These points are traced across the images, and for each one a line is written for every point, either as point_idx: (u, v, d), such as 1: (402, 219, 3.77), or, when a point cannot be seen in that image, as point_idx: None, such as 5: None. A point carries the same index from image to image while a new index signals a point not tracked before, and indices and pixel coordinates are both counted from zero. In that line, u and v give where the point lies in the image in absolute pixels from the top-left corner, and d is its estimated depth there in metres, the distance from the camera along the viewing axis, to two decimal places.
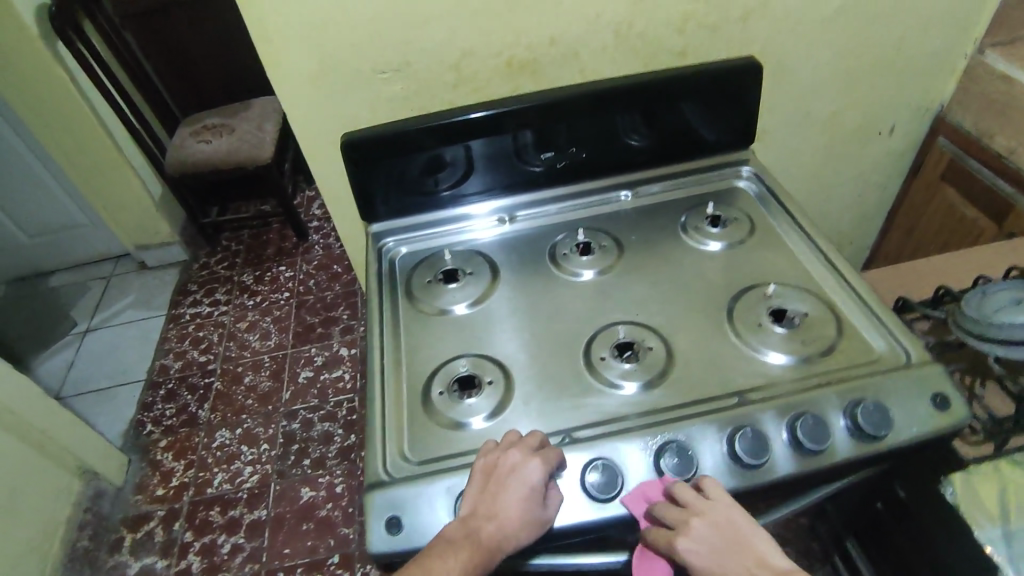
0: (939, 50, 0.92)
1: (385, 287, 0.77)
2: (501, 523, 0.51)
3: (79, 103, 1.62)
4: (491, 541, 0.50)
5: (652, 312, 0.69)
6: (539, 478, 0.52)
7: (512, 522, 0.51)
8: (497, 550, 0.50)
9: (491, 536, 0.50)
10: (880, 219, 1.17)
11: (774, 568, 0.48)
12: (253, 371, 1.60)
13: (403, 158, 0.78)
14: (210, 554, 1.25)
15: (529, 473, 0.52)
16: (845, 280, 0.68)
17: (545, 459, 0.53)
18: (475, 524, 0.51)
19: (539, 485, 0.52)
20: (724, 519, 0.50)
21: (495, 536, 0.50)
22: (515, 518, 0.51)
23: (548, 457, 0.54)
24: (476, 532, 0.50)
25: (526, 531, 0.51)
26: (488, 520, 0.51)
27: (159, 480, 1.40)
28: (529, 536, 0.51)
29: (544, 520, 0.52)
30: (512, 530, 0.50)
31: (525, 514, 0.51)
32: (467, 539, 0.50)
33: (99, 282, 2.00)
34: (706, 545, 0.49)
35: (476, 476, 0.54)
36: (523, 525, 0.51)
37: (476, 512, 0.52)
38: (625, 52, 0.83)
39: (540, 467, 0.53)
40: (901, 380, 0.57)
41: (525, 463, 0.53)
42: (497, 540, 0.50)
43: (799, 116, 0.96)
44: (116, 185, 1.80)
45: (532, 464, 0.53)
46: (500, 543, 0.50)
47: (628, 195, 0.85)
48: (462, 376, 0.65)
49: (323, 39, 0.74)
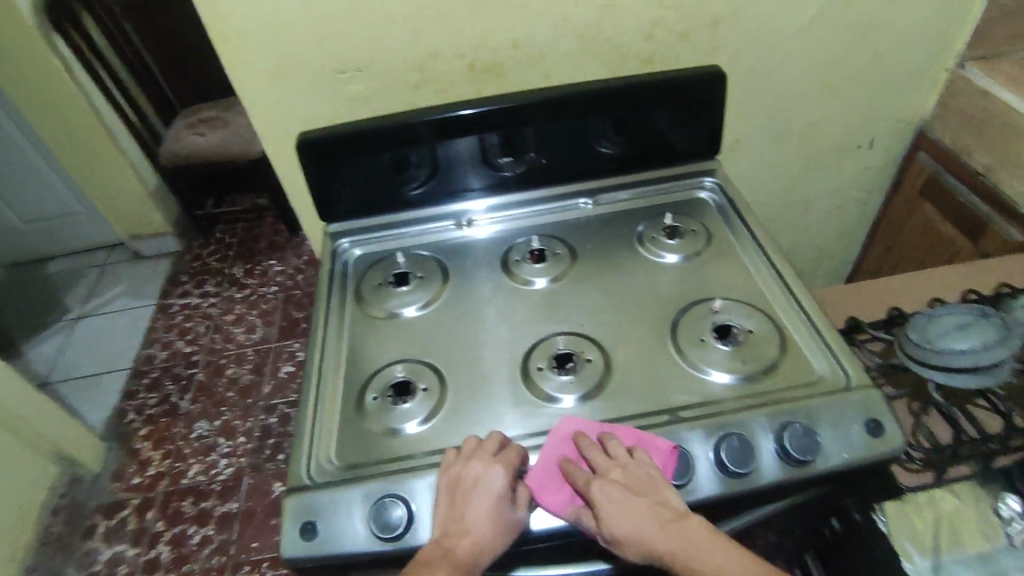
0: (919, 63, 0.89)
1: (335, 289, 0.77)
2: (475, 536, 0.50)
3: (74, 92, 1.65)
4: (467, 557, 0.49)
5: (597, 324, 0.68)
6: (503, 486, 0.52)
7: (485, 532, 0.50)
8: (476, 564, 0.49)
9: (468, 551, 0.50)
10: (863, 233, 1.15)
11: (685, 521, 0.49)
12: (236, 363, 1.61)
13: (367, 158, 0.77)
14: (179, 545, 1.27)
15: (492, 483, 0.52)
16: (795, 299, 0.66)
17: (506, 463, 0.53)
18: (450, 543, 0.50)
19: (504, 493, 0.52)
20: (633, 476, 0.52)
21: (472, 551, 0.50)
22: (486, 528, 0.51)
23: (509, 462, 0.53)
24: (451, 551, 0.50)
25: (500, 538, 0.51)
26: (462, 536, 0.50)
27: (136, 468, 1.42)
28: (505, 543, 0.51)
29: (516, 525, 0.52)
30: (487, 540, 0.50)
31: (496, 521, 0.51)
32: (443, 559, 0.49)
33: (94, 269, 2.03)
34: (614, 497, 0.51)
35: (442, 493, 0.53)
36: (496, 533, 0.51)
37: (448, 531, 0.51)
38: (592, 57, 0.80)
39: (502, 476, 0.52)
40: (836, 404, 0.55)
41: (487, 472, 0.53)
42: (474, 554, 0.50)
43: (775, 127, 0.94)
44: (111, 174, 1.83)
45: (493, 473, 0.52)
46: (479, 556, 0.50)
47: (588, 203, 0.84)
48: (398, 382, 0.65)
49: (280, 39, 0.73)
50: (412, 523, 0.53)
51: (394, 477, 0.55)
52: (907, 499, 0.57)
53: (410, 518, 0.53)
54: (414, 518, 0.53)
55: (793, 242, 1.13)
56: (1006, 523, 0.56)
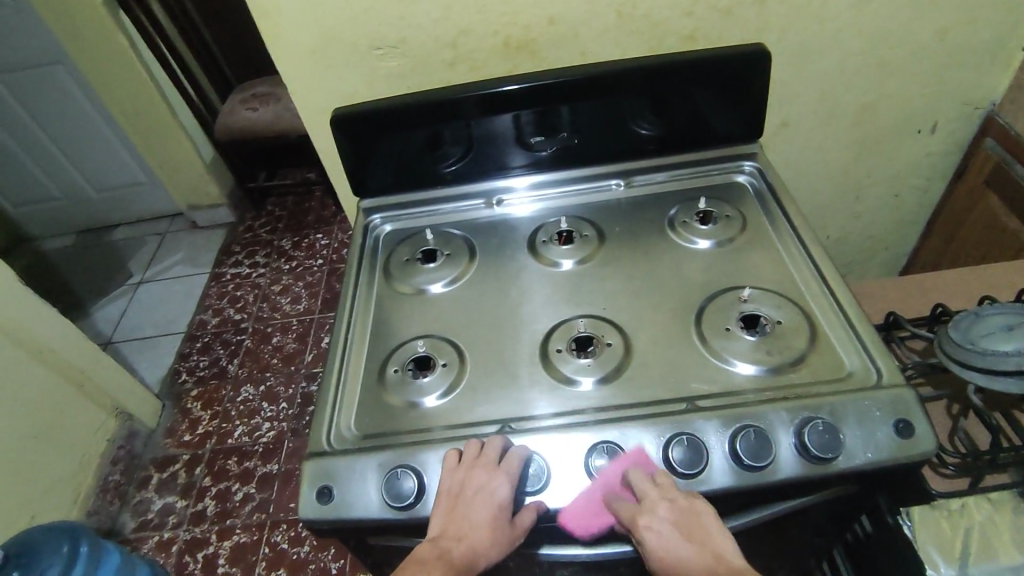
0: (989, 41, 0.83)
1: (365, 261, 0.79)
2: (472, 541, 0.51)
3: (137, 67, 1.73)
4: (463, 561, 0.50)
5: (620, 308, 0.67)
6: (505, 496, 0.52)
7: (483, 541, 0.51)
8: (470, 569, 0.50)
9: (463, 555, 0.50)
10: (920, 223, 1.08)
11: (723, 558, 0.46)
12: (281, 332, 1.68)
13: (403, 133, 0.78)
14: (223, 500, 1.34)
15: (495, 493, 0.52)
16: (831, 290, 0.64)
17: (508, 473, 0.53)
18: (446, 545, 0.51)
19: (505, 504, 0.52)
20: (683, 513, 0.49)
21: (467, 555, 0.50)
22: (484, 537, 0.51)
23: (511, 472, 0.53)
24: (446, 553, 0.50)
25: (496, 549, 0.51)
26: (458, 540, 0.51)
27: (186, 426, 1.51)
28: (500, 552, 0.51)
29: (514, 537, 0.51)
30: (484, 550, 0.51)
31: (496, 532, 0.51)
32: (438, 560, 0.50)
33: (156, 237, 2.14)
34: (663, 540, 0.48)
35: (443, 496, 0.53)
36: (494, 544, 0.51)
37: (446, 532, 0.52)
38: (630, 34, 0.78)
39: (506, 486, 0.52)
40: (865, 401, 0.53)
41: (491, 482, 0.52)
42: (468, 559, 0.50)
43: (824, 109, 0.89)
44: (171, 147, 1.91)
45: (498, 482, 0.52)
46: (474, 562, 0.50)
47: (620, 184, 0.83)
48: (418, 357, 0.66)
49: (319, 14, 0.74)
50: (423, 493, 0.54)
51: (408, 449, 0.56)
52: (937, 505, 0.55)
53: (422, 490, 0.54)
54: (425, 488, 0.55)
55: (841, 231, 1.08)
56: None
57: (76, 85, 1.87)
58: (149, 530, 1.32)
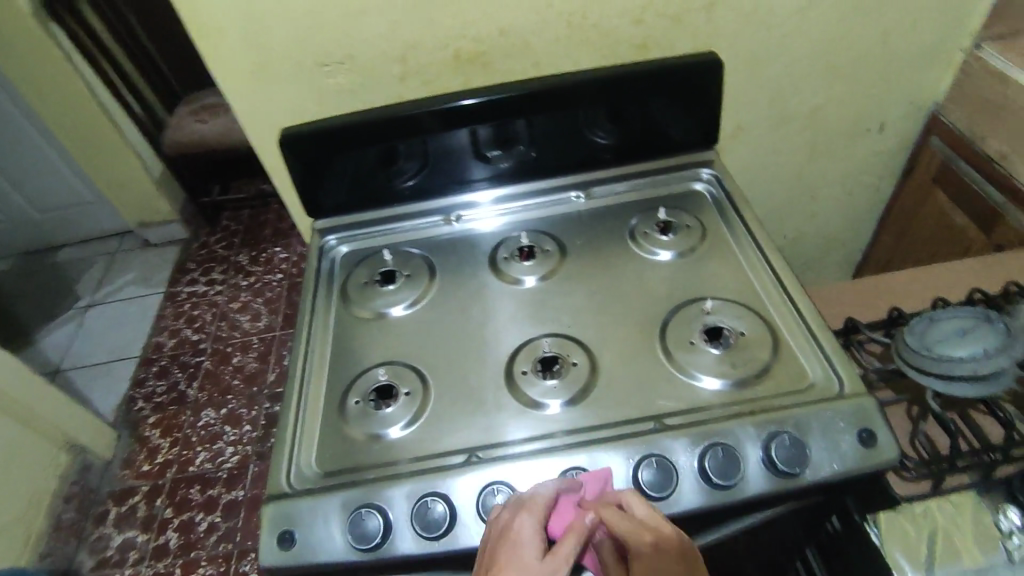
0: (930, 42, 0.85)
1: (323, 285, 0.76)
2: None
3: (75, 81, 1.66)
4: None
5: (583, 326, 0.66)
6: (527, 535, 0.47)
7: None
8: None
9: None
10: (873, 220, 1.10)
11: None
12: (241, 352, 1.62)
13: (355, 151, 0.75)
14: (187, 532, 1.29)
15: (520, 532, 0.48)
16: (791, 299, 0.64)
17: (533, 512, 0.49)
18: None
19: (526, 544, 0.47)
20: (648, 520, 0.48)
21: None
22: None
23: (537, 510, 0.49)
24: None
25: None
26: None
27: (145, 456, 1.45)
28: None
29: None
30: None
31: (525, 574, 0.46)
32: None
33: (105, 257, 2.05)
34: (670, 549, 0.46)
35: (483, 544, 0.49)
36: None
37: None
38: (582, 44, 0.77)
39: (527, 523, 0.48)
40: (829, 412, 0.53)
41: (515, 520, 0.48)
42: None
43: (777, 113, 0.90)
44: (116, 163, 1.83)
45: (522, 521, 0.48)
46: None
47: (580, 196, 0.82)
48: (380, 386, 0.64)
49: (260, 31, 0.71)
50: (390, 532, 0.52)
51: (373, 486, 0.54)
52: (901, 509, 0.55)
53: (388, 528, 0.52)
54: (391, 526, 0.53)
55: (798, 231, 1.10)
56: (1005, 536, 0.53)
57: (8, 102, 1.78)
58: (108, 568, 1.27)
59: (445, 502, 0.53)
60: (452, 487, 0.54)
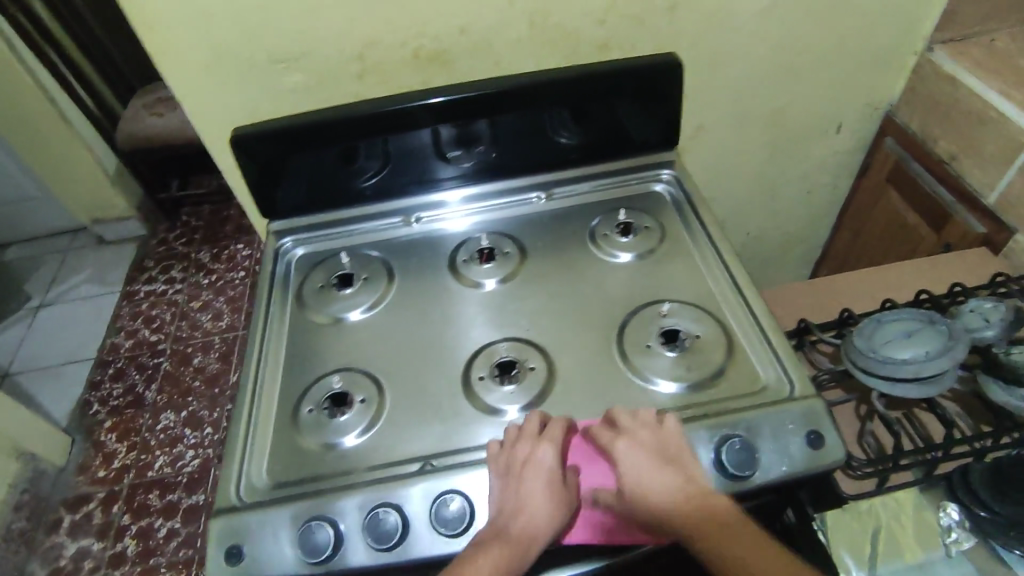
0: (885, 45, 0.86)
1: (277, 289, 0.74)
2: (531, 516, 0.50)
3: (20, 72, 1.58)
4: (524, 533, 0.49)
5: (542, 329, 0.66)
6: (552, 463, 0.52)
7: (544, 514, 0.50)
8: (533, 541, 0.49)
9: (523, 529, 0.49)
10: (832, 218, 1.12)
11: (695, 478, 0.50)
12: (202, 352, 1.59)
13: (312, 152, 0.73)
14: (145, 538, 1.26)
15: (544, 462, 0.52)
16: (746, 301, 0.65)
17: (552, 441, 0.53)
18: (503, 523, 0.50)
19: (555, 471, 0.52)
20: (660, 444, 0.52)
21: (528, 529, 0.49)
22: (544, 508, 0.50)
23: (555, 439, 0.54)
24: (505, 530, 0.49)
25: (559, 517, 0.50)
26: (517, 515, 0.50)
27: (101, 461, 1.40)
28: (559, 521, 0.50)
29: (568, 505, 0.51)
30: (544, 522, 0.50)
31: (555, 502, 0.51)
32: (496, 538, 0.49)
33: (57, 255, 1.98)
34: (639, 459, 0.51)
35: (495, 477, 0.53)
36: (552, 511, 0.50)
37: (503, 510, 0.51)
38: (543, 44, 0.76)
39: (550, 453, 0.52)
40: (780, 415, 0.54)
41: (536, 451, 0.52)
42: (529, 532, 0.49)
43: (738, 113, 0.90)
44: (68, 157, 1.76)
45: (544, 449, 0.53)
46: (534, 538, 0.49)
47: (541, 197, 0.81)
48: (335, 394, 0.62)
49: (208, 26, 0.69)
50: (341, 544, 0.51)
51: (324, 498, 0.53)
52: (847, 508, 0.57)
53: (339, 540, 0.52)
54: (342, 538, 0.52)
55: (760, 229, 1.11)
56: (944, 534, 0.56)
57: None
58: None
59: (396, 512, 0.52)
60: (404, 497, 0.53)
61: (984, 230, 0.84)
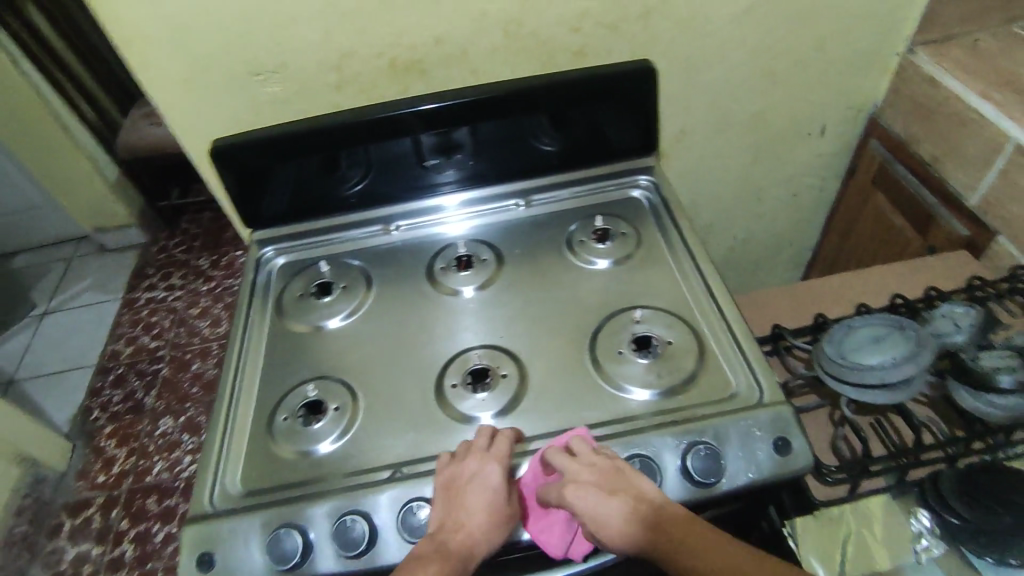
0: (867, 47, 0.86)
1: (258, 298, 0.75)
2: (471, 531, 0.51)
3: (21, 84, 1.61)
4: (462, 549, 0.50)
5: (516, 336, 0.67)
6: (498, 480, 0.53)
7: (480, 529, 0.51)
8: (470, 557, 0.49)
9: (462, 544, 0.50)
10: (820, 220, 1.12)
11: (644, 494, 0.50)
12: (201, 358, 1.60)
13: (294, 161, 0.74)
14: (143, 543, 1.28)
15: (489, 479, 0.52)
16: (719, 308, 0.65)
17: (499, 459, 0.54)
18: (444, 538, 0.50)
19: (498, 490, 0.53)
20: (605, 475, 0.51)
21: (466, 543, 0.50)
22: (481, 522, 0.51)
23: (501, 455, 0.54)
24: (444, 545, 0.50)
25: (496, 535, 0.52)
26: (456, 530, 0.51)
27: (101, 466, 1.42)
28: (499, 535, 0.52)
29: (507, 521, 0.52)
30: (481, 536, 0.51)
31: (493, 518, 0.52)
32: (436, 553, 0.49)
33: (60, 263, 2.01)
34: (590, 499, 0.50)
35: (438, 493, 0.53)
36: (490, 528, 0.52)
37: (443, 525, 0.51)
38: (520, 52, 0.77)
39: (497, 470, 0.53)
40: (747, 421, 0.54)
41: (483, 468, 0.53)
42: (467, 547, 0.50)
43: (720, 117, 0.90)
44: (69, 167, 1.79)
45: (490, 469, 0.53)
46: (471, 551, 0.50)
47: (520, 204, 0.82)
48: (310, 402, 0.63)
49: (186, 40, 0.70)
50: (310, 552, 0.52)
51: (294, 505, 0.54)
52: (819, 514, 0.57)
53: (308, 547, 0.52)
54: (311, 545, 0.52)
55: (748, 232, 1.11)
56: (915, 539, 0.56)
57: None
58: None
59: (365, 520, 0.53)
60: (373, 506, 0.54)
61: (968, 232, 0.84)
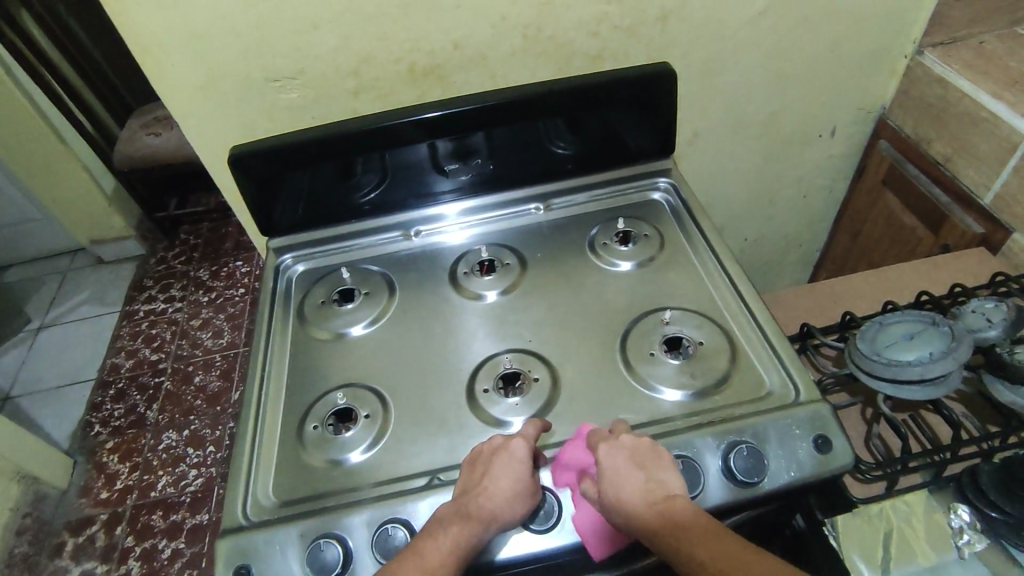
0: (877, 49, 0.87)
1: (278, 305, 0.75)
2: (493, 496, 0.50)
3: (18, 97, 1.59)
4: (483, 514, 0.49)
5: (545, 339, 0.66)
6: (523, 454, 0.52)
7: (502, 494, 0.50)
8: (490, 521, 0.49)
9: (483, 509, 0.49)
10: (829, 221, 1.13)
11: (663, 482, 0.49)
12: (203, 370, 1.58)
13: (310, 169, 0.73)
14: (149, 560, 1.25)
15: (516, 452, 0.53)
16: (747, 308, 0.65)
17: (526, 436, 0.54)
18: (466, 502, 0.50)
19: (524, 465, 0.52)
20: (642, 450, 0.51)
21: (486, 508, 0.49)
22: (505, 491, 0.50)
23: (529, 434, 0.54)
24: (465, 509, 0.50)
25: (519, 505, 0.50)
26: (477, 496, 0.50)
27: (103, 482, 1.39)
28: (523, 507, 0.50)
29: (532, 495, 0.51)
30: (505, 505, 0.50)
31: (518, 488, 0.51)
32: (456, 516, 0.49)
33: (56, 277, 1.98)
34: (617, 463, 0.50)
35: (464, 466, 0.54)
36: (516, 499, 0.50)
37: (466, 491, 0.51)
38: (537, 57, 0.77)
39: (523, 445, 0.53)
40: (784, 420, 0.54)
41: (510, 442, 0.53)
42: (487, 513, 0.49)
43: (733, 120, 0.91)
44: (65, 178, 1.77)
45: (516, 444, 0.53)
46: (492, 516, 0.49)
47: (539, 208, 0.82)
48: (340, 409, 0.62)
49: (204, 46, 0.69)
50: (347, 562, 0.51)
51: (331, 514, 0.53)
52: (858, 511, 0.57)
53: (348, 557, 0.51)
54: (351, 555, 0.51)
55: (758, 233, 1.12)
56: (956, 534, 0.56)
57: None
58: None
59: (406, 528, 0.52)
60: (413, 514, 0.53)
61: (981, 230, 0.85)
